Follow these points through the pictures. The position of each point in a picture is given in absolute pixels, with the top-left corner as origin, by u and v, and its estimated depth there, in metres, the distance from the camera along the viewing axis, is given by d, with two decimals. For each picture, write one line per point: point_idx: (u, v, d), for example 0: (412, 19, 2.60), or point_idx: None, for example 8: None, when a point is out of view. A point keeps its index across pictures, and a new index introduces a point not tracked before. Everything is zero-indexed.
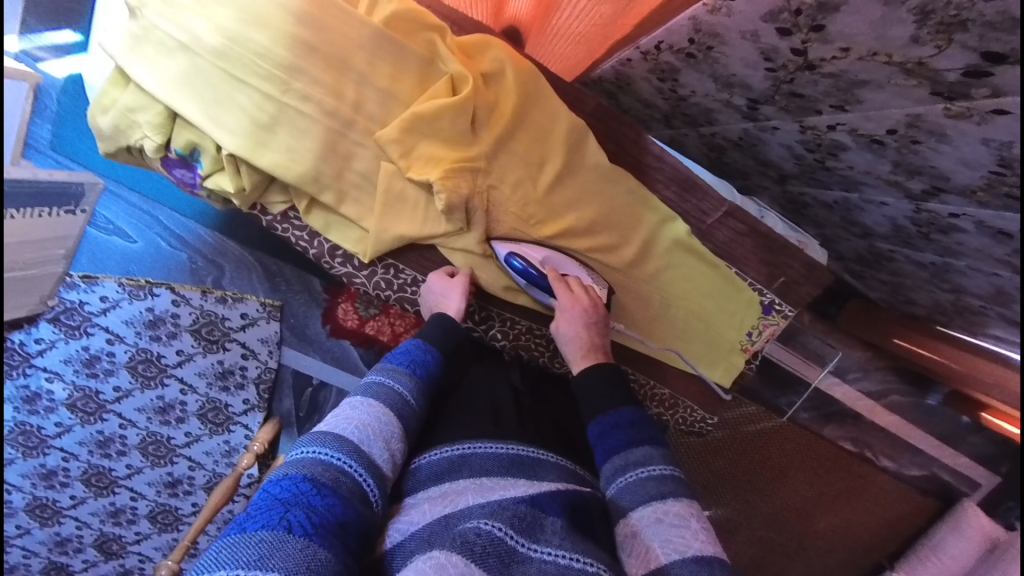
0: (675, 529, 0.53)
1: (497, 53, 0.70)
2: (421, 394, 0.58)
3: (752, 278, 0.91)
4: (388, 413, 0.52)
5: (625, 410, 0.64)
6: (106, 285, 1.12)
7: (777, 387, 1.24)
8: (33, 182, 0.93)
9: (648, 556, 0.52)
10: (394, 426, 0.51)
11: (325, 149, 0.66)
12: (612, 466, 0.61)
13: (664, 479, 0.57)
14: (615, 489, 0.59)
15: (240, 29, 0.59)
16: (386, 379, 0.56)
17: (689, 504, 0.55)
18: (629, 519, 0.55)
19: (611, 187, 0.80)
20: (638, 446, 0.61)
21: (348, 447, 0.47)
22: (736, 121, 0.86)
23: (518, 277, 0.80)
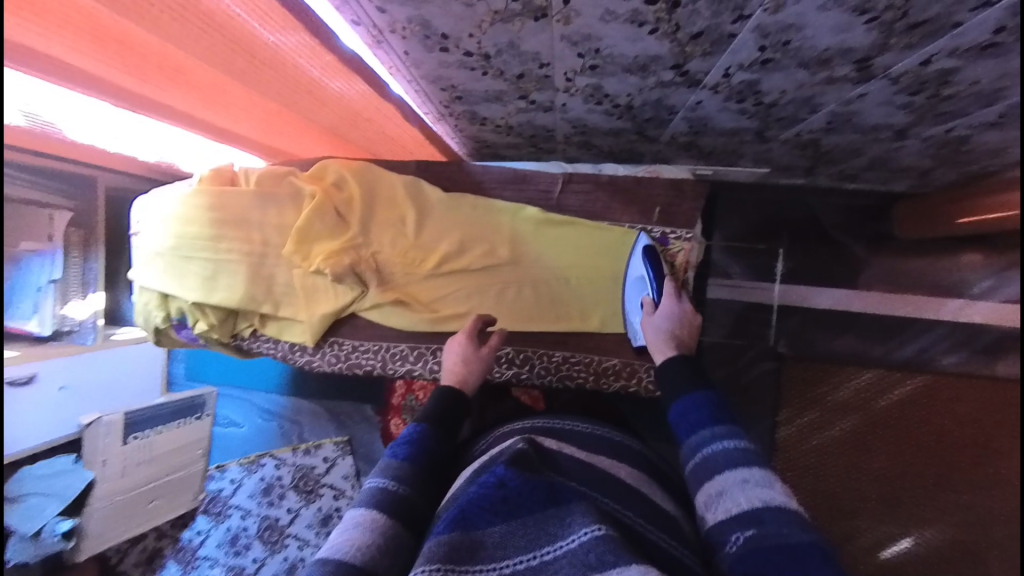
0: (763, 489, 0.54)
1: (335, 167, 0.99)
2: (407, 475, 0.64)
3: (629, 221, 0.94)
4: (379, 512, 0.58)
5: (704, 392, 0.69)
6: (232, 469, 1.92)
7: (821, 330, 1.33)
8: (172, 402, 1.75)
9: (730, 511, 0.54)
10: (377, 521, 0.57)
11: (251, 276, 0.96)
12: (699, 439, 0.64)
13: (745, 451, 0.59)
14: (696, 462, 0.62)
15: (180, 229, 0.94)
16: (379, 479, 0.64)
17: (769, 471, 0.56)
18: (713, 481, 0.58)
19: (462, 211, 0.98)
20: (717, 423, 0.64)
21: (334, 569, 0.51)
22: (549, 118, 1.03)
23: (640, 266, 0.90)
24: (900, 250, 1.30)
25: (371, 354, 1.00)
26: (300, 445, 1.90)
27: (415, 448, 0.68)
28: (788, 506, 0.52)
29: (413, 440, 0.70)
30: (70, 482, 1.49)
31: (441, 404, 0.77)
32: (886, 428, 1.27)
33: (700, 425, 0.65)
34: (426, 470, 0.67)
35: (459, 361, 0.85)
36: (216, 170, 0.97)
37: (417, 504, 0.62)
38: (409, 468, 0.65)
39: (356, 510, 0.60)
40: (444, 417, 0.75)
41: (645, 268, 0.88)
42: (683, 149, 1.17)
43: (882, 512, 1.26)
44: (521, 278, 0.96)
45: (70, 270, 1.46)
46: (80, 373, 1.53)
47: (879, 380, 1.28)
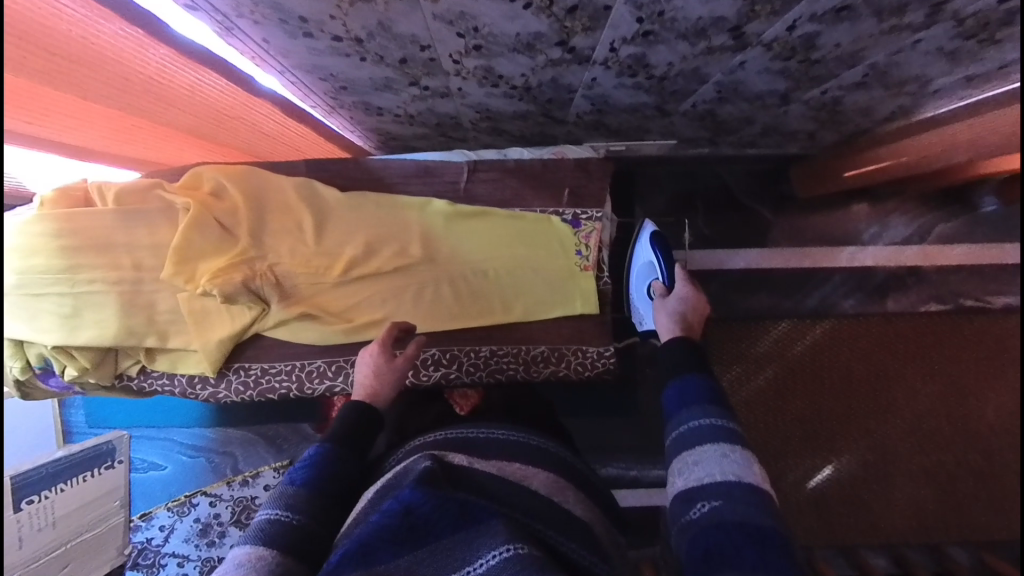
0: (738, 463, 0.56)
1: (212, 173, 0.88)
2: (303, 501, 0.60)
3: (539, 205, 0.92)
4: (269, 547, 0.55)
5: (693, 376, 0.68)
6: (159, 516, 1.69)
7: (738, 291, 1.40)
8: (72, 455, 1.55)
9: (702, 481, 0.56)
10: (266, 556, 0.54)
11: (126, 306, 0.85)
12: (679, 417, 0.65)
13: (727, 431, 0.60)
14: (675, 435, 0.63)
15: (23, 262, 0.80)
16: (275, 509, 0.60)
17: (749, 451, 0.58)
18: (690, 452, 0.60)
19: (364, 210, 0.91)
20: (709, 405, 0.64)
21: None
22: (450, 105, 0.98)
23: (653, 251, 0.94)
24: (798, 209, 1.40)
25: (284, 376, 0.92)
26: (235, 477, 1.74)
27: (317, 471, 0.64)
28: (760, 488, 0.54)
29: (314, 461, 0.65)
30: None
31: (350, 422, 0.72)
32: (800, 373, 1.38)
33: (690, 401, 0.65)
34: (328, 493, 0.63)
35: (370, 374, 0.80)
36: (62, 189, 0.83)
37: (315, 532, 0.59)
38: (307, 492, 0.61)
39: (245, 547, 0.56)
40: (351, 433, 0.71)
41: (654, 253, 0.93)
42: (592, 128, 1.17)
43: (800, 449, 1.38)
44: (436, 275, 0.92)
45: None
46: None
47: (792, 330, 1.38)
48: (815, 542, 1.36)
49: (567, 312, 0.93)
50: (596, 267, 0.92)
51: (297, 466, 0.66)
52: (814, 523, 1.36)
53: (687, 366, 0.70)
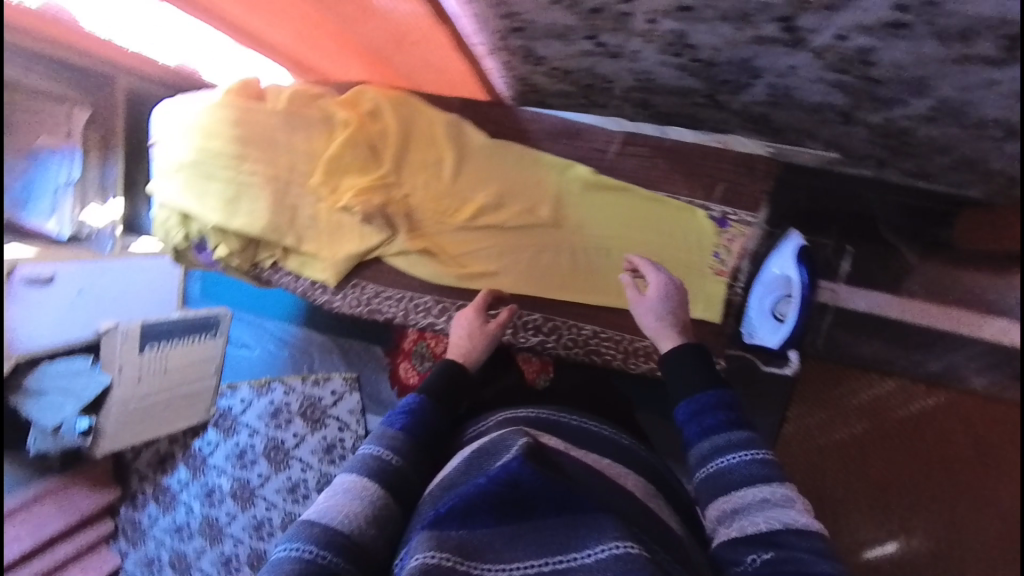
0: (780, 510, 0.57)
1: (373, 94, 0.90)
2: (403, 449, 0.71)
3: (686, 196, 0.85)
4: (369, 481, 0.66)
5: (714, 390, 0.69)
6: (243, 390, 1.99)
7: (855, 334, 1.27)
8: (183, 318, 1.75)
9: (746, 529, 0.57)
10: (373, 492, 0.65)
11: (275, 204, 0.91)
12: (703, 447, 0.66)
13: (766, 462, 0.61)
14: (704, 470, 0.64)
15: (203, 142, 0.87)
16: (376, 446, 0.71)
17: (791, 488, 0.59)
18: (729, 496, 0.61)
19: (504, 161, 0.89)
20: (738, 427, 0.65)
21: (325, 535, 0.59)
22: (614, 66, 0.91)
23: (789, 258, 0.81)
24: None
25: (394, 302, 0.97)
26: (309, 375, 1.94)
27: (415, 420, 0.74)
28: (808, 529, 0.56)
29: (414, 410, 0.75)
30: (85, 383, 1.50)
31: (442, 380, 0.81)
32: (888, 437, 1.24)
33: (710, 422, 0.66)
34: (421, 442, 0.73)
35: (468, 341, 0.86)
36: (244, 82, 0.89)
37: (407, 476, 0.69)
38: (406, 438, 0.71)
39: (349, 477, 0.68)
40: (444, 390, 0.80)
41: (797, 273, 0.79)
42: (753, 120, 1.06)
43: (865, 515, 1.26)
44: (559, 242, 0.90)
45: (89, 171, 1.47)
46: (100, 277, 1.49)
47: (898, 391, 1.22)
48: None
49: (685, 313, 0.87)
50: (731, 274, 0.85)
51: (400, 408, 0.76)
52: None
53: (695, 382, 0.71)
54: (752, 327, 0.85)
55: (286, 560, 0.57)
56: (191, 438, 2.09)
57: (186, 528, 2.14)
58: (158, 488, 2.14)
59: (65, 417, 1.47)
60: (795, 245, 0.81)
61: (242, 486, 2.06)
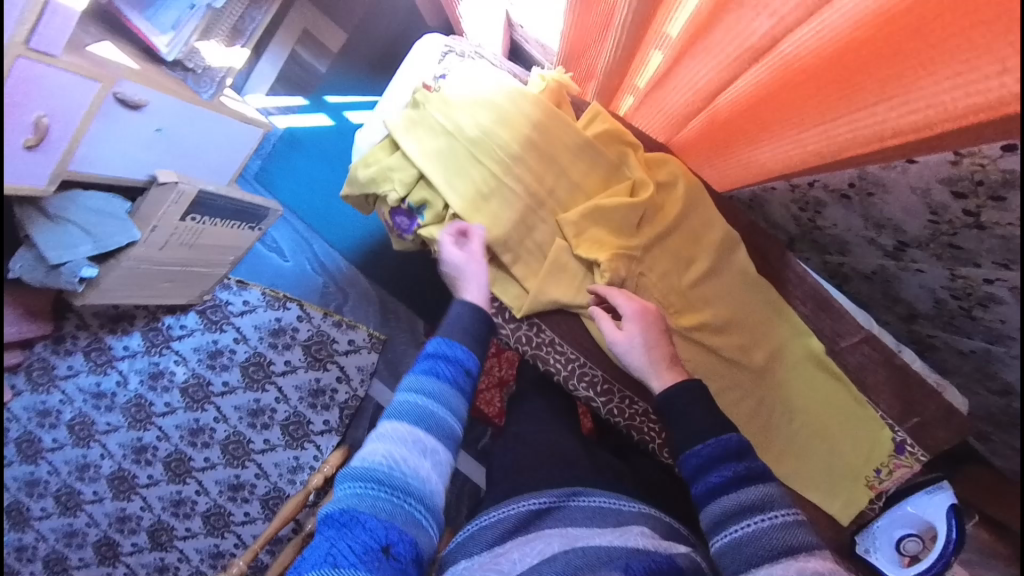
0: None
1: (674, 168, 0.85)
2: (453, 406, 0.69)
3: (883, 411, 0.89)
4: (426, 427, 0.65)
5: (734, 437, 0.70)
6: (252, 292, 1.77)
7: None
8: (238, 200, 1.47)
9: None
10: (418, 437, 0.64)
11: (518, 219, 0.82)
12: (716, 513, 0.66)
13: (789, 529, 0.62)
14: (721, 544, 0.64)
15: (493, 127, 0.80)
16: (431, 397, 0.68)
17: (816, 560, 0.59)
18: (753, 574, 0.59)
19: (751, 295, 0.87)
20: (753, 484, 0.66)
21: (377, 474, 0.60)
22: (874, 257, 0.92)
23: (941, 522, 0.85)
24: None
25: (563, 359, 0.90)
26: (333, 314, 1.77)
27: (464, 377, 0.72)
28: None
29: (466, 370, 0.72)
30: (114, 230, 1.28)
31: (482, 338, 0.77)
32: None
33: (716, 477, 0.67)
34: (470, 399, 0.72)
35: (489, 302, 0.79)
36: (560, 87, 0.84)
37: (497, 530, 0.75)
38: (461, 403, 0.70)
39: (403, 421, 0.65)
40: (476, 335, 0.76)
41: (948, 531, 0.83)
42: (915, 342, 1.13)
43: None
44: (753, 394, 0.88)
45: (231, 5, 1.21)
46: (188, 123, 1.25)
47: None
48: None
49: (820, 502, 0.91)
50: (877, 493, 0.90)
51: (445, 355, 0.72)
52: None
53: (693, 429, 0.72)
54: (870, 545, 0.92)
55: (367, 507, 0.57)
56: (166, 312, 1.83)
57: (109, 399, 1.87)
58: (96, 344, 1.85)
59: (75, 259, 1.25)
60: (950, 502, 0.86)
61: (200, 383, 1.84)
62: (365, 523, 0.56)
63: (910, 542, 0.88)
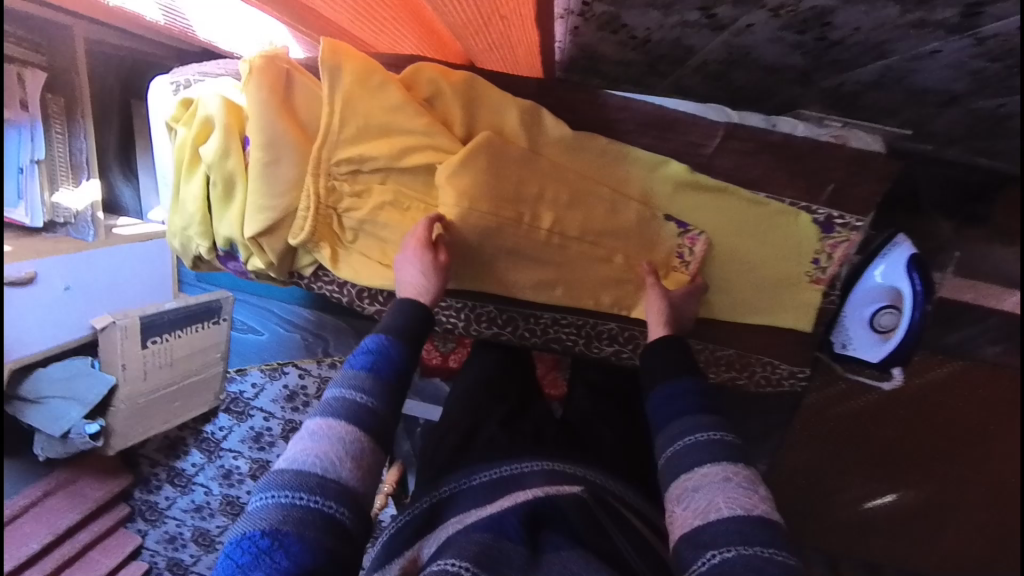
0: (741, 489, 0.53)
1: (430, 73, 0.74)
2: (377, 390, 0.63)
3: (789, 197, 0.77)
4: (347, 423, 0.59)
5: (686, 380, 0.66)
6: (254, 374, 1.91)
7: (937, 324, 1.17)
8: (186, 306, 1.58)
9: (691, 519, 0.54)
10: (346, 440, 0.57)
11: (316, 205, 0.78)
12: (661, 437, 0.63)
13: (720, 446, 0.57)
14: (663, 459, 0.61)
15: (223, 135, 0.71)
16: (349, 392, 0.62)
17: (738, 469, 0.55)
18: (679, 480, 0.58)
19: (583, 157, 0.77)
20: (700, 412, 0.62)
21: (296, 482, 0.53)
22: (711, 38, 0.79)
23: (902, 279, 0.75)
24: None
25: (451, 312, 0.91)
26: (325, 358, 1.82)
27: (383, 362, 0.65)
28: (768, 519, 0.52)
29: (381, 353, 0.66)
30: (88, 385, 1.40)
31: (414, 321, 0.70)
32: (861, 411, 1.26)
33: (678, 411, 0.63)
34: (395, 386, 0.65)
35: (423, 286, 0.73)
36: (268, 57, 0.72)
37: (387, 420, 0.62)
38: (366, 393, 0.61)
39: (325, 419, 0.59)
40: (412, 333, 0.69)
41: (909, 282, 0.74)
42: (832, 98, 0.97)
43: (862, 471, 1.31)
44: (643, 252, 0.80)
45: (54, 146, 1.25)
46: (84, 269, 1.35)
47: None
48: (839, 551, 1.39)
49: (775, 323, 0.83)
50: (828, 282, 0.80)
51: (361, 350, 0.68)
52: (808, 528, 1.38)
53: (671, 372, 0.68)
54: (847, 338, 0.82)
55: (275, 525, 0.50)
56: (202, 421, 1.94)
57: (207, 507, 1.84)
58: (173, 471, 1.89)
59: (73, 422, 1.37)
60: (906, 254, 0.75)
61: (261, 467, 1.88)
62: (280, 539, 0.49)
63: (874, 315, 0.79)
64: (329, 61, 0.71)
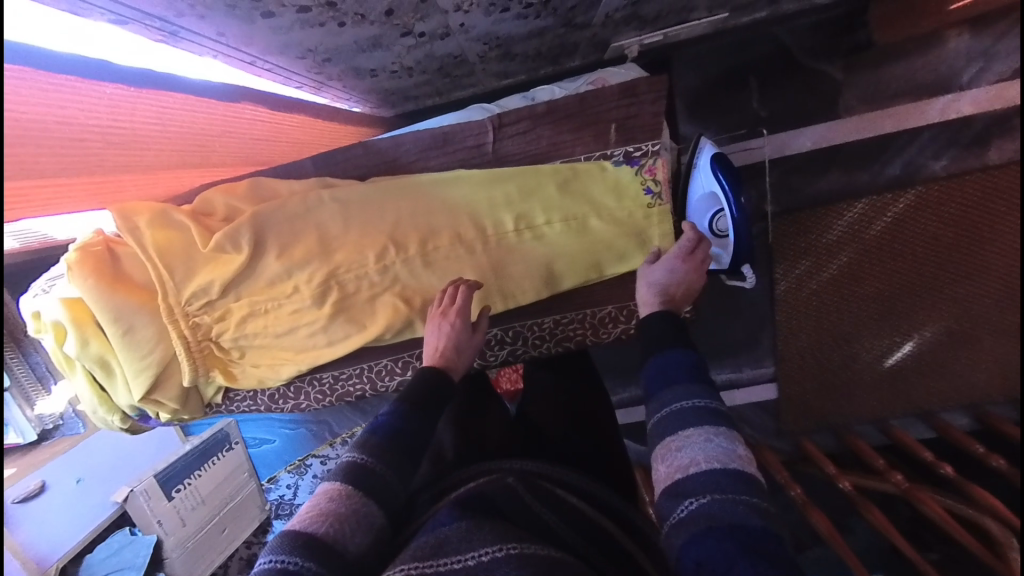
0: (726, 447, 0.58)
1: (222, 195, 0.81)
2: (377, 452, 0.68)
3: (582, 152, 0.79)
4: (349, 490, 0.63)
5: (679, 350, 0.69)
6: (284, 477, 1.97)
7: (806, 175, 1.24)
8: (191, 451, 1.70)
9: (680, 467, 0.58)
10: (346, 508, 0.61)
11: (190, 344, 0.85)
12: (660, 411, 0.65)
13: (706, 412, 0.61)
14: (654, 421, 0.65)
15: (76, 328, 0.79)
16: (355, 455, 0.68)
17: (720, 429, 0.59)
18: (673, 437, 0.61)
19: (388, 198, 0.82)
20: (693, 381, 0.66)
21: (295, 545, 0.56)
22: (453, 40, 0.84)
23: (713, 184, 0.75)
24: (873, 60, 1.18)
25: (356, 378, 0.96)
26: (335, 439, 1.90)
27: (384, 426, 0.71)
28: (744, 471, 0.55)
29: (388, 420, 0.72)
30: (134, 552, 1.52)
31: (420, 384, 0.77)
32: (842, 275, 1.27)
33: (673, 380, 0.67)
34: (402, 446, 0.70)
35: (450, 343, 0.81)
36: (82, 248, 0.79)
37: (388, 483, 0.66)
38: (370, 457, 0.67)
39: (331, 484, 0.65)
40: (423, 398, 0.75)
41: (718, 184, 0.74)
42: (621, 22, 0.99)
43: (876, 328, 1.30)
44: (497, 261, 0.84)
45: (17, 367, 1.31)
46: (87, 459, 1.51)
47: None
48: (885, 414, 1.36)
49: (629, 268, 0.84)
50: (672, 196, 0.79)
51: (377, 418, 0.74)
52: (838, 404, 1.38)
53: (669, 340, 0.71)
54: None
55: None
56: (263, 533, 1.99)
57: None
58: None
59: None
60: (710, 154, 0.76)
61: None
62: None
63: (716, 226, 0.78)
64: (127, 226, 0.78)
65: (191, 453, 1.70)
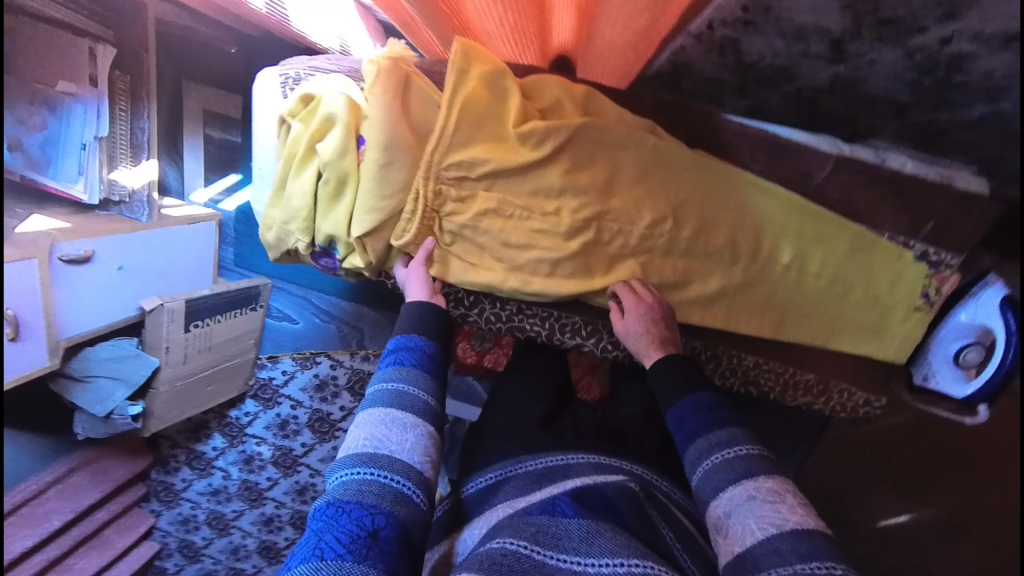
0: (768, 505, 0.59)
1: (553, 87, 0.77)
2: (416, 379, 0.72)
3: (891, 231, 0.79)
4: (400, 408, 0.68)
5: (698, 396, 0.73)
6: (284, 362, 1.75)
7: None
8: (227, 292, 1.55)
9: (740, 536, 0.59)
10: (399, 423, 0.66)
11: (422, 208, 0.77)
12: (695, 454, 0.69)
13: (743, 463, 0.64)
14: (697, 481, 0.67)
15: (344, 135, 0.73)
16: (401, 383, 0.71)
17: (768, 482, 0.61)
18: (717, 502, 0.63)
19: (697, 172, 0.78)
20: (716, 429, 0.69)
21: (361, 461, 0.62)
22: (823, 69, 0.84)
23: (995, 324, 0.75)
24: None
25: (537, 321, 0.90)
26: (359, 351, 1.71)
27: (422, 357, 0.75)
28: (792, 524, 0.57)
29: (415, 347, 0.76)
30: (135, 366, 1.40)
31: (435, 325, 0.80)
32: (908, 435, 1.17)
33: (694, 436, 0.70)
34: (433, 372, 0.75)
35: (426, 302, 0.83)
36: (392, 60, 0.74)
37: (431, 409, 0.70)
38: (412, 385, 0.71)
39: (379, 408, 0.68)
40: (436, 328, 0.80)
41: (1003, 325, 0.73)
42: None
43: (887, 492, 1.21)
44: (751, 283, 0.82)
45: (116, 124, 1.21)
46: (140, 252, 1.35)
47: None
48: None
49: (854, 351, 0.85)
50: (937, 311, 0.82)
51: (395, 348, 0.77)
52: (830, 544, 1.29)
53: (674, 387, 0.76)
54: (930, 370, 0.85)
55: (353, 499, 0.58)
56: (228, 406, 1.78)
57: (224, 492, 1.70)
58: (192, 453, 1.72)
59: (115, 403, 1.37)
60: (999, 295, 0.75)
61: (285, 456, 1.70)
62: (365, 508, 0.57)
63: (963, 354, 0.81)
64: (459, 65, 0.72)
65: (224, 295, 1.54)
